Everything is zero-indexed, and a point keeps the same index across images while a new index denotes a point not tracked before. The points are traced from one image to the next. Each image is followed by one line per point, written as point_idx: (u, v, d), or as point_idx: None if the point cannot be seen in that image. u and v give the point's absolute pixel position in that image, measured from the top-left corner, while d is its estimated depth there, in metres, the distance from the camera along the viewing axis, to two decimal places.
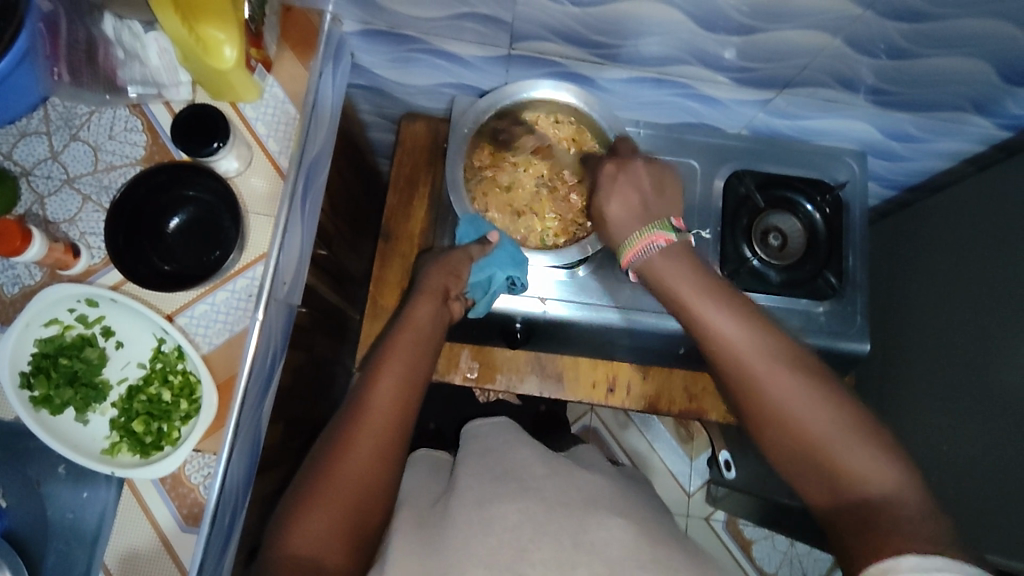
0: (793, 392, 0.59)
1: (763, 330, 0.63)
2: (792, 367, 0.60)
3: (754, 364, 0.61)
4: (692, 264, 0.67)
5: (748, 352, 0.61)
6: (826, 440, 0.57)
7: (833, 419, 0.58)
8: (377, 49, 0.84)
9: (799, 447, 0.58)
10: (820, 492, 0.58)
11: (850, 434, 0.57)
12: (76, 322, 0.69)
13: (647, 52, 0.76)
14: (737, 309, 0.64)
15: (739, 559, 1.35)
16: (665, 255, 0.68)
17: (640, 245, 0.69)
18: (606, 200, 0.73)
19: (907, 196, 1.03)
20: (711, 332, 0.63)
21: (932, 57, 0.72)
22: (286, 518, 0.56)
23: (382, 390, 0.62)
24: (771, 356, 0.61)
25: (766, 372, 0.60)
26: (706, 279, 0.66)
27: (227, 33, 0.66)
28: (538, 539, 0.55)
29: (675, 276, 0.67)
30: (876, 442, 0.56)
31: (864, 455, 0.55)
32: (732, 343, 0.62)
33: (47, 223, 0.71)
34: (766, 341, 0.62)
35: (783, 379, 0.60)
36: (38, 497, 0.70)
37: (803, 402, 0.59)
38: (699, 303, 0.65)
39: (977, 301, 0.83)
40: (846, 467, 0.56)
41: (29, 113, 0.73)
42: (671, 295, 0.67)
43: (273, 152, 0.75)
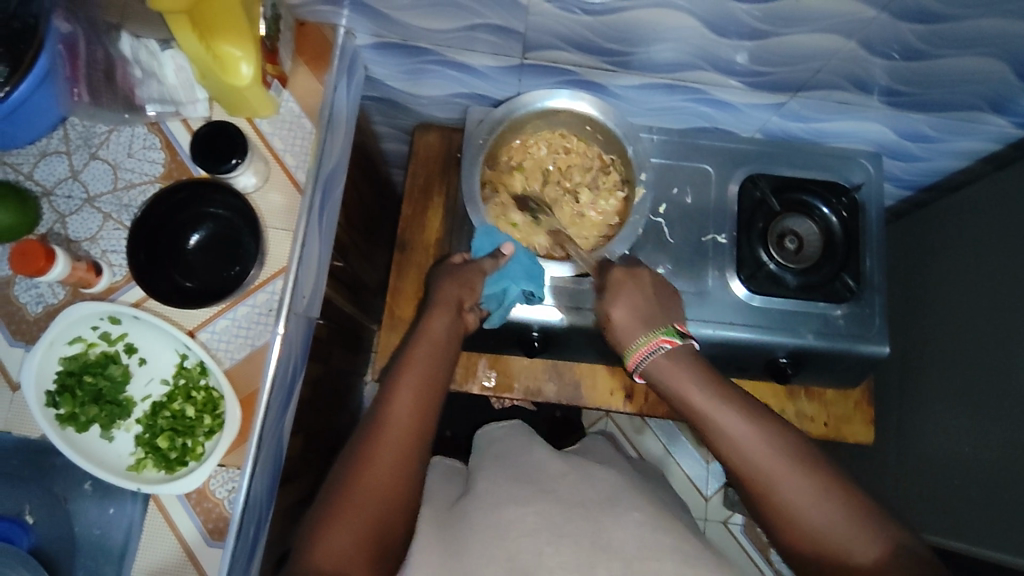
0: (796, 491, 0.57)
1: (766, 424, 0.61)
2: (798, 464, 0.58)
3: (757, 464, 0.59)
4: (696, 362, 0.68)
5: (751, 448, 0.60)
6: (833, 533, 0.55)
7: (838, 512, 0.56)
8: (390, 61, 0.84)
9: (811, 549, 0.56)
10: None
11: (854, 524, 0.55)
12: (99, 339, 0.70)
13: (659, 58, 0.76)
14: (735, 400, 0.63)
15: (758, 563, 1.35)
16: (671, 357, 0.68)
17: (645, 349, 0.70)
18: (609, 304, 0.74)
19: (924, 196, 1.02)
20: (712, 428, 0.63)
21: (947, 57, 0.71)
22: (309, 535, 0.56)
23: (402, 403, 0.63)
24: (772, 452, 0.59)
25: (768, 469, 0.59)
26: (707, 374, 0.66)
27: (243, 50, 0.66)
28: (557, 542, 0.54)
29: (678, 377, 0.67)
30: (882, 530, 0.54)
31: (874, 549, 0.53)
32: (733, 439, 0.61)
33: (69, 242, 0.72)
34: (773, 439, 0.60)
35: (788, 479, 0.58)
36: (65, 513, 0.70)
37: (811, 502, 0.56)
38: (702, 401, 0.64)
39: (999, 308, 0.82)
40: (858, 562, 0.54)
41: (49, 132, 0.74)
42: (670, 387, 0.67)
43: (290, 166, 0.76)
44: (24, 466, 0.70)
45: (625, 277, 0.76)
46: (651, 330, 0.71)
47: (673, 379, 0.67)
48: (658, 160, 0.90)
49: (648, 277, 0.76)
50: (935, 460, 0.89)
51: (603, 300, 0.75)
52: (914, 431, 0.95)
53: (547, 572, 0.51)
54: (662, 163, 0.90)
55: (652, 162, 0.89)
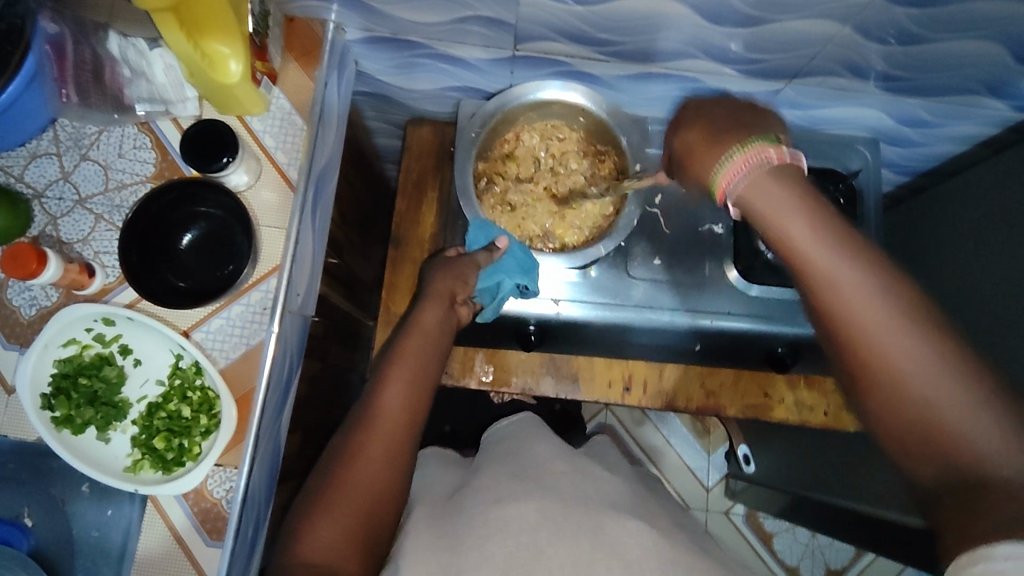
0: (914, 358, 0.42)
1: (892, 277, 0.44)
2: (924, 324, 0.43)
3: (869, 315, 0.43)
4: (803, 184, 0.46)
5: (866, 300, 0.43)
6: (939, 401, 0.41)
7: (972, 393, 0.40)
8: (381, 56, 0.84)
9: (923, 431, 0.41)
10: (921, 466, 0.42)
11: (974, 397, 0.40)
12: (94, 341, 0.70)
13: (652, 47, 0.76)
14: (855, 243, 0.45)
15: (761, 552, 1.35)
16: (778, 176, 0.46)
17: (734, 169, 0.48)
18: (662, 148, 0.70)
19: (921, 181, 1.01)
20: (819, 276, 0.44)
21: (943, 41, 0.71)
22: (299, 531, 0.56)
23: (394, 398, 0.62)
24: (885, 300, 0.43)
25: (882, 328, 0.43)
26: (824, 206, 0.46)
27: (231, 47, 0.66)
28: (556, 540, 0.53)
29: (783, 201, 0.46)
30: (1016, 418, 0.39)
31: (998, 434, 0.39)
32: (843, 289, 0.44)
33: (61, 244, 0.72)
34: (890, 283, 0.44)
35: (906, 344, 0.42)
36: (63, 516, 0.70)
37: (932, 373, 0.41)
38: (818, 242, 0.44)
39: (993, 296, 0.81)
40: (964, 443, 0.40)
41: (39, 134, 0.73)
42: (772, 226, 0.46)
43: (282, 164, 0.75)
44: (21, 469, 0.70)
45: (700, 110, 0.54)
46: (744, 138, 0.49)
47: (775, 208, 0.46)
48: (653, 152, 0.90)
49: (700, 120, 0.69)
50: None
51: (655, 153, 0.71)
52: None
53: (545, 569, 0.51)
54: (657, 154, 0.90)
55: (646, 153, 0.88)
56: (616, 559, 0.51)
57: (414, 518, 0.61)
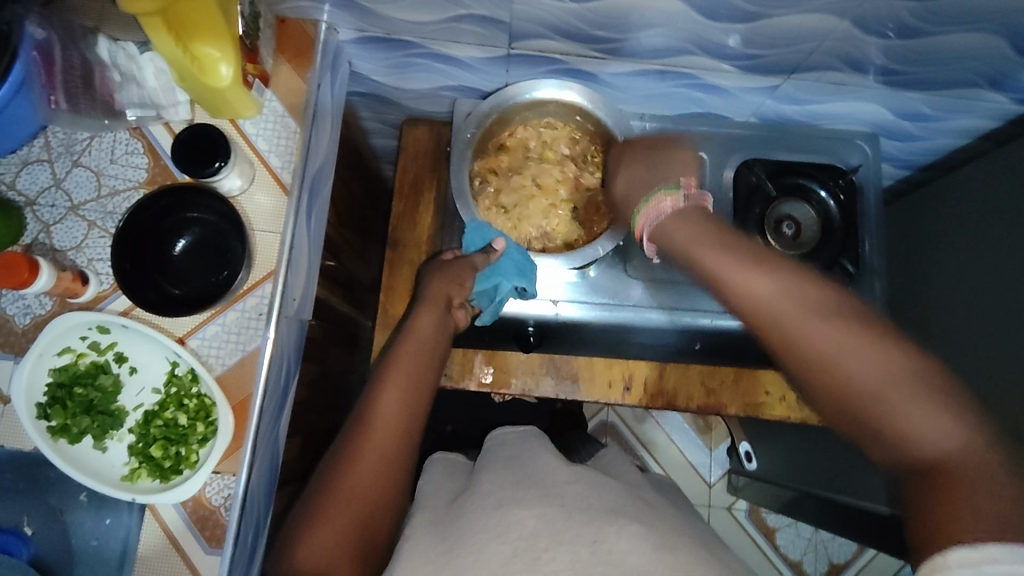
0: (827, 345, 0.51)
1: (798, 279, 0.54)
2: (830, 314, 0.52)
3: (784, 315, 0.53)
4: (706, 223, 0.61)
5: (775, 304, 0.54)
6: (866, 389, 0.49)
7: (877, 365, 0.49)
8: (374, 56, 0.83)
9: (843, 403, 0.50)
10: (868, 448, 0.49)
11: (894, 378, 0.48)
12: (89, 349, 0.69)
13: (649, 44, 0.75)
14: (762, 261, 0.56)
15: (763, 547, 1.34)
16: (681, 217, 0.62)
17: (649, 211, 0.65)
18: (620, 168, 0.74)
19: (922, 175, 1.00)
20: (737, 293, 0.56)
21: (944, 34, 0.70)
22: (295, 540, 0.55)
23: (391, 405, 0.62)
24: (803, 311, 0.52)
25: (796, 323, 0.52)
26: (731, 239, 0.59)
27: (223, 51, 0.65)
28: (554, 546, 0.52)
29: (692, 240, 0.60)
30: (930, 389, 0.47)
31: (917, 407, 0.47)
32: (758, 298, 0.54)
33: (54, 252, 0.71)
34: (804, 294, 0.53)
35: (820, 334, 0.51)
36: (61, 525, 0.70)
37: (843, 355, 0.50)
38: (729, 265, 0.57)
39: (996, 292, 0.81)
40: (896, 419, 0.47)
41: (30, 140, 0.72)
42: (692, 259, 0.60)
43: (275, 167, 0.75)
44: (18, 479, 0.70)
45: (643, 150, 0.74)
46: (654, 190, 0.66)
47: (693, 247, 0.60)
48: None
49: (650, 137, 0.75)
50: None
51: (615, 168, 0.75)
52: None
53: None
54: None
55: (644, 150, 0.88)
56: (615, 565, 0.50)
57: (413, 524, 0.61)
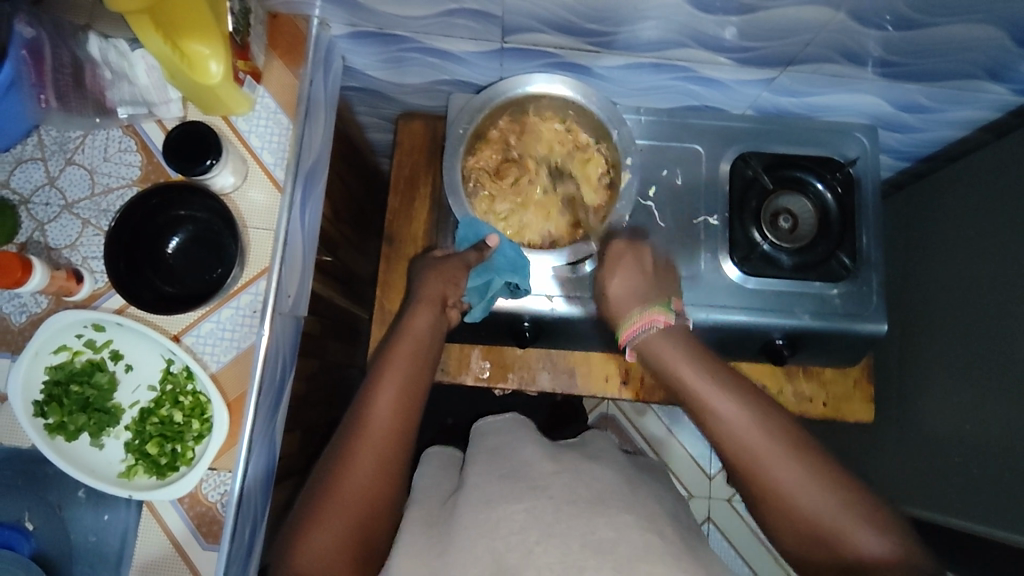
0: (790, 473, 0.57)
1: (762, 408, 0.61)
2: (791, 446, 0.58)
3: (753, 443, 0.59)
4: (688, 342, 0.67)
5: (744, 429, 0.59)
6: (826, 516, 0.55)
7: (831, 494, 0.56)
8: (367, 51, 0.82)
9: (800, 528, 0.56)
10: (819, 565, 0.56)
11: (851, 513, 0.55)
12: (85, 347, 0.70)
13: (643, 36, 0.74)
14: (732, 385, 0.62)
15: (763, 538, 1.35)
16: (665, 335, 0.68)
17: (637, 325, 0.69)
18: (608, 276, 0.75)
19: (921, 167, 0.99)
20: (707, 413, 0.62)
21: (941, 25, 0.69)
22: (294, 539, 0.56)
23: (385, 405, 0.62)
24: (774, 441, 0.58)
25: (764, 450, 0.58)
26: (706, 360, 0.65)
27: (212, 48, 0.65)
28: (546, 541, 0.52)
29: (672, 355, 0.66)
30: (874, 518, 0.55)
31: (866, 533, 0.54)
32: (731, 422, 0.60)
33: (49, 250, 0.71)
34: (764, 423, 0.59)
35: (784, 464, 0.57)
36: (61, 520, 0.71)
37: (801, 484, 0.56)
38: (702, 385, 0.63)
39: (996, 284, 0.80)
40: (848, 541, 0.54)
41: (23, 139, 0.72)
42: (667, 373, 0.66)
43: (268, 165, 0.75)
44: (17, 475, 0.71)
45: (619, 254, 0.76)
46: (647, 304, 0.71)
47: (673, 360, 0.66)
48: (644, 143, 0.88)
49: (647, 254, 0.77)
50: (938, 434, 0.88)
51: (602, 271, 0.76)
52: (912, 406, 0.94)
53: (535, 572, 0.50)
54: (648, 144, 0.88)
55: (637, 144, 0.87)
56: (606, 561, 0.50)
57: (409, 518, 0.61)
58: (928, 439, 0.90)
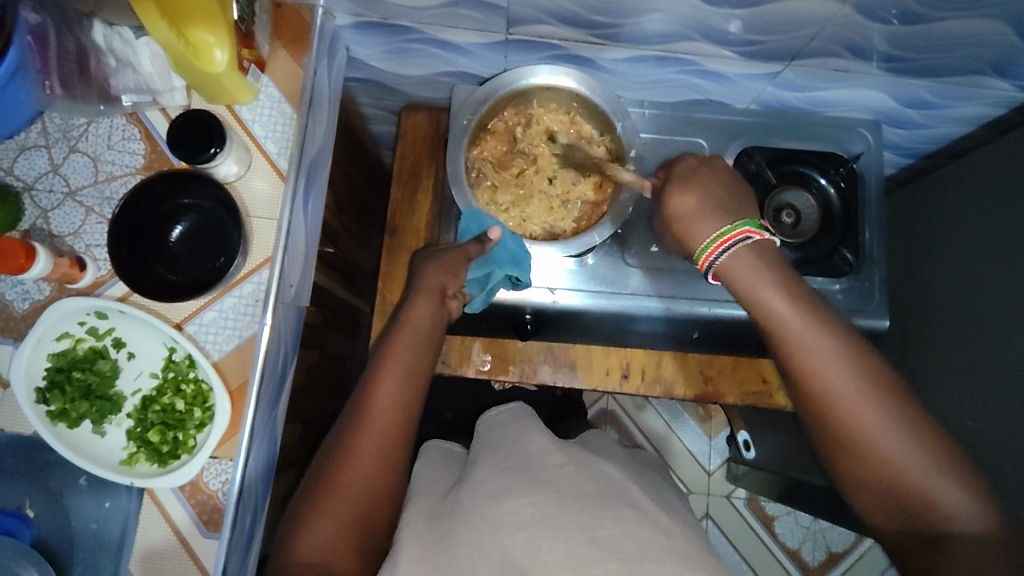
0: (876, 420, 0.57)
1: (855, 350, 0.60)
2: (880, 392, 0.58)
3: (843, 386, 0.59)
4: (776, 263, 0.65)
5: (835, 372, 0.59)
6: (903, 466, 0.56)
7: (914, 445, 0.56)
8: (371, 41, 0.82)
9: (880, 475, 0.57)
10: (890, 514, 0.57)
11: (932, 463, 0.56)
12: (87, 335, 0.70)
13: (648, 29, 0.74)
14: (825, 324, 0.61)
15: (761, 535, 1.35)
16: (754, 256, 0.64)
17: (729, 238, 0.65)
18: (673, 192, 0.70)
19: (925, 163, 0.99)
20: (795, 351, 0.61)
21: (947, 20, 0.68)
22: (295, 528, 0.56)
23: (387, 395, 0.62)
24: (861, 387, 0.58)
25: (852, 396, 0.58)
26: (798, 293, 0.63)
27: (216, 36, 0.65)
28: (552, 537, 0.51)
29: (756, 279, 0.64)
30: (957, 473, 0.56)
31: (948, 488, 0.55)
32: (820, 363, 0.60)
33: (52, 237, 0.71)
34: (856, 367, 0.59)
35: (873, 411, 0.58)
36: (62, 507, 0.71)
37: (885, 432, 0.57)
38: (795, 322, 0.61)
39: (1002, 281, 0.80)
40: (926, 493, 0.56)
41: (27, 126, 0.72)
42: (751, 302, 0.64)
43: (272, 154, 0.75)
44: (18, 462, 0.71)
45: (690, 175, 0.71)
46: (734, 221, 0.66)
47: (752, 284, 0.64)
48: (647, 135, 0.89)
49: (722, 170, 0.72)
50: None
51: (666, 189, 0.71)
52: None
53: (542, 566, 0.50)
54: (653, 138, 0.88)
55: (641, 137, 0.87)
56: (612, 555, 0.50)
57: (412, 512, 0.61)
58: None
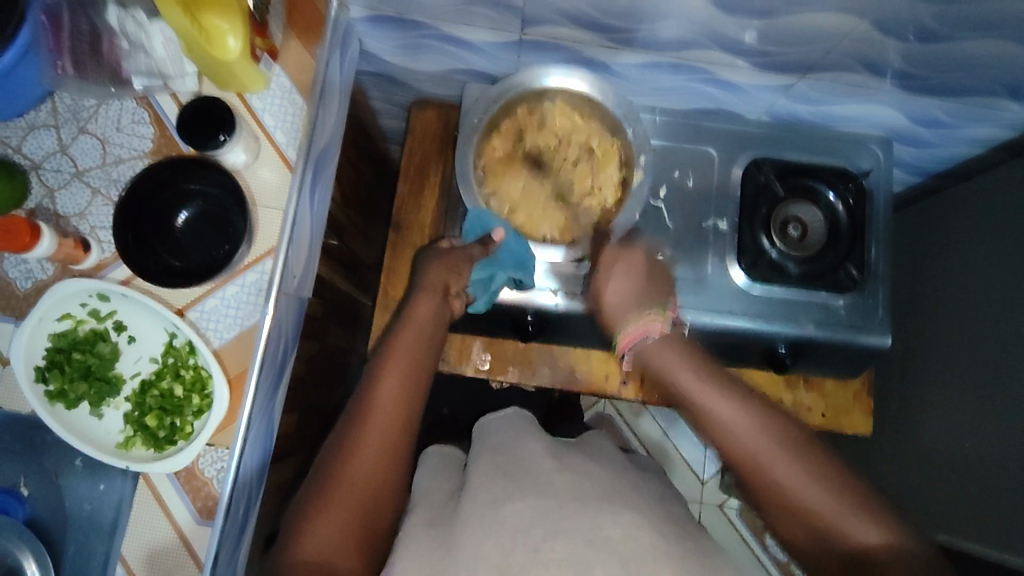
0: (786, 467, 0.60)
1: (756, 406, 0.64)
2: (786, 440, 0.61)
3: (751, 443, 0.62)
4: (683, 348, 0.71)
5: (743, 428, 0.62)
6: (821, 506, 0.58)
7: (825, 485, 0.58)
8: (385, 35, 0.82)
9: (800, 520, 0.58)
10: (811, 553, 0.58)
11: (845, 501, 0.57)
12: (88, 316, 0.70)
13: (663, 35, 0.73)
14: (727, 386, 0.66)
15: (752, 546, 1.35)
16: (659, 343, 0.72)
17: (634, 332, 0.73)
18: (602, 281, 0.77)
19: (934, 182, 0.99)
20: (706, 414, 0.65)
21: (964, 40, 0.68)
22: (296, 524, 0.56)
23: (390, 391, 0.62)
24: (765, 436, 0.62)
25: (761, 447, 0.61)
26: (702, 363, 0.69)
27: (230, 22, 0.65)
28: (553, 538, 0.52)
29: (667, 360, 0.70)
30: (866, 507, 0.57)
31: (859, 523, 0.56)
32: (729, 422, 0.63)
33: (57, 217, 0.71)
34: (757, 420, 0.63)
35: (779, 460, 0.60)
36: (57, 487, 0.71)
37: (799, 475, 0.59)
38: (696, 386, 0.67)
39: (1004, 306, 0.80)
40: (845, 530, 0.56)
41: (37, 105, 0.72)
42: (666, 379, 0.69)
43: (280, 144, 0.74)
44: (16, 440, 0.71)
45: (616, 257, 0.78)
46: (639, 310, 0.74)
47: (666, 365, 0.69)
48: (658, 143, 0.88)
49: (639, 250, 0.79)
50: (932, 453, 0.89)
51: (595, 276, 0.79)
52: (913, 424, 0.94)
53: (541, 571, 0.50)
54: (662, 146, 0.88)
55: (651, 144, 0.87)
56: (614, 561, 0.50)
57: (413, 521, 0.60)
58: (926, 458, 0.90)
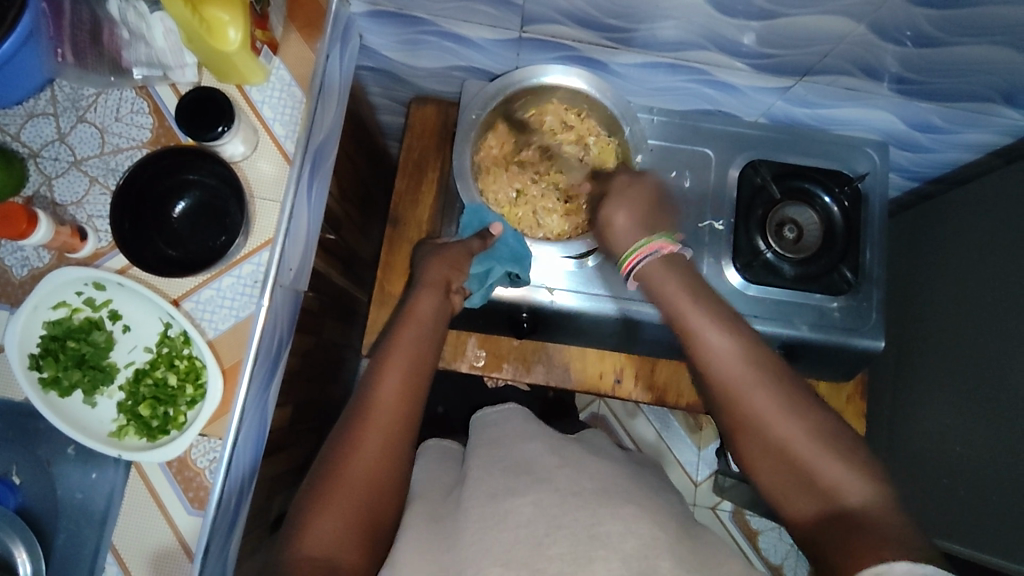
0: (768, 402, 0.59)
1: (749, 340, 0.62)
2: (773, 378, 0.60)
3: (737, 374, 0.60)
4: (688, 274, 0.68)
5: (731, 360, 0.61)
6: (799, 445, 0.57)
7: (805, 424, 0.57)
8: (385, 31, 0.82)
9: (777, 455, 0.57)
10: (790, 495, 0.57)
11: (825, 444, 0.56)
12: (84, 305, 0.70)
13: (663, 35, 0.74)
14: (722, 316, 0.64)
15: (744, 550, 1.35)
16: (665, 263, 0.69)
17: (641, 253, 0.70)
18: (610, 206, 0.74)
19: (931, 188, 0.99)
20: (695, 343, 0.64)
21: (959, 45, 0.69)
22: (299, 521, 0.56)
23: (386, 384, 0.63)
24: (750, 370, 0.60)
25: (744, 378, 0.60)
26: (701, 288, 0.67)
27: (231, 14, 0.65)
28: (554, 533, 0.52)
29: (665, 283, 0.68)
30: (849, 454, 0.56)
31: (840, 468, 0.55)
32: (720, 352, 0.62)
33: (55, 206, 0.72)
34: (747, 351, 0.61)
35: (762, 392, 0.59)
36: (49, 475, 0.72)
37: (778, 412, 0.58)
38: (693, 313, 0.65)
39: (997, 308, 0.80)
40: (822, 473, 0.55)
41: (37, 93, 0.73)
42: (662, 304, 0.67)
43: (279, 136, 0.75)
44: (9, 427, 0.71)
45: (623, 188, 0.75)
46: (650, 234, 0.71)
47: (662, 289, 0.68)
48: (655, 143, 0.89)
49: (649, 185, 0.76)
50: (926, 457, 0.89)
51: (603, 204, 0.75)
52: (906, 427, 0.94)
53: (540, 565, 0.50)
54: (659, 146, 0.88)
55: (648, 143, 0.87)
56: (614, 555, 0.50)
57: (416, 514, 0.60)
58: (919, 461, 0.90)
